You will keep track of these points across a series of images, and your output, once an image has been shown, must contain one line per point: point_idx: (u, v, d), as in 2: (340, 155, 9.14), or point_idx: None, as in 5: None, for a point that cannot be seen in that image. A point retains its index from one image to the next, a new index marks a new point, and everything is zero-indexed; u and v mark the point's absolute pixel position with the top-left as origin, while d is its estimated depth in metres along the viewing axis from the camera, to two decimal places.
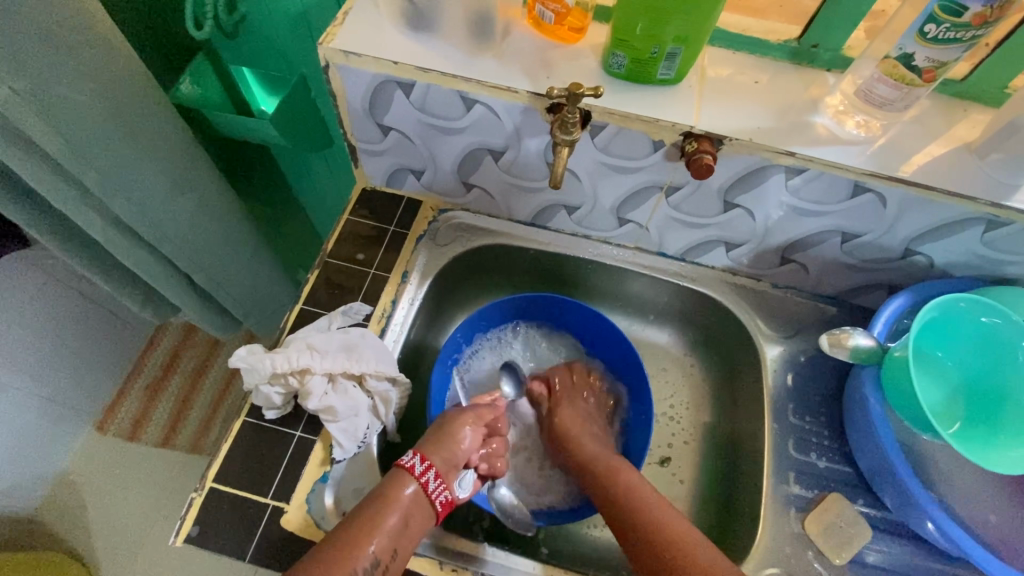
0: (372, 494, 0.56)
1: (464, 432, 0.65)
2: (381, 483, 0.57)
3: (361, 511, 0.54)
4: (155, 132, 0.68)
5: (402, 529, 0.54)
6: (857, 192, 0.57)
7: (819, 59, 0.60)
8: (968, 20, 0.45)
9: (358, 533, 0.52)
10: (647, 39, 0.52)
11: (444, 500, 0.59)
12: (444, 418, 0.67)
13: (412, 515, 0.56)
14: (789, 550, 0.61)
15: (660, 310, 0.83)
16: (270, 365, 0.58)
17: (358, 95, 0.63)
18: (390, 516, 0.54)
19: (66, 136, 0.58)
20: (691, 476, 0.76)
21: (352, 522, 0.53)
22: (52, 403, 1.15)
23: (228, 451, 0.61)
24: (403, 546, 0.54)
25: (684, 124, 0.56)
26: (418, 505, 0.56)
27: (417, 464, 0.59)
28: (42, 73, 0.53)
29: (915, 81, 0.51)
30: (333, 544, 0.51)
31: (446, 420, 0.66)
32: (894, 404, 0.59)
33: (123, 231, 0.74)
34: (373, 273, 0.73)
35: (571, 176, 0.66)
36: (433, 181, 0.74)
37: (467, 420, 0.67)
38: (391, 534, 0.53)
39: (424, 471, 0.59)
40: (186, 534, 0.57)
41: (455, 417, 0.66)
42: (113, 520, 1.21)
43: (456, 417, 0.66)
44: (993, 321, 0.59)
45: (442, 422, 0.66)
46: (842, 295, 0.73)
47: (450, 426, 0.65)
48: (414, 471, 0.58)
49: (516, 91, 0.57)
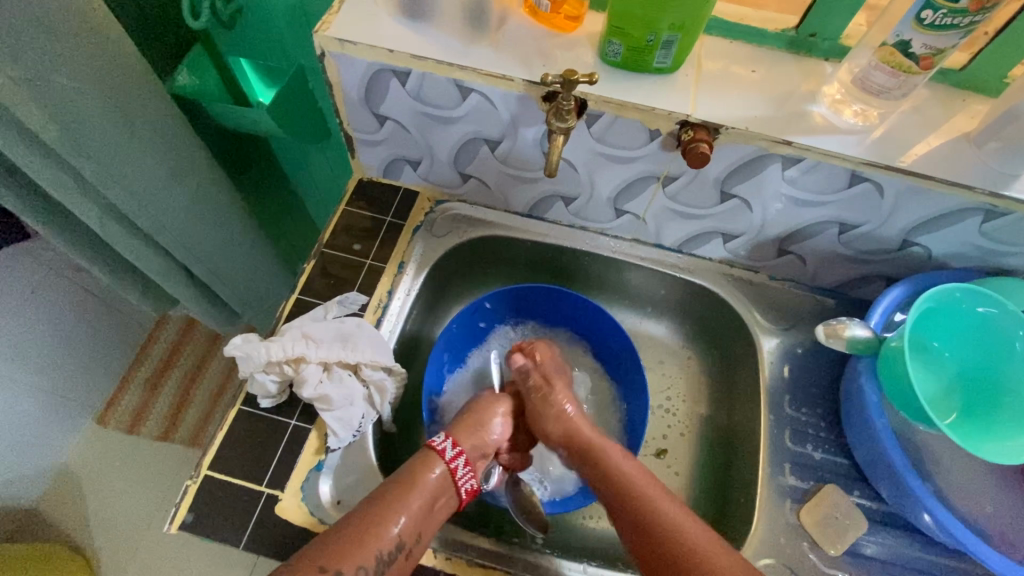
0: (398, 476, 0.56)
1: (496, 416, 0.69)
2: (407, 465, 0.58)
3: (386, 493, 0.54)
4: (152, 123, 0.68)
5: (426, 512, 0.54)
6: (854, 181, 0.57)
7: (818, 48, 0.60)
8: (964, 6, 0.45)
9: (382, 513, 0.52)
10: (643, 26, 0.52)
11: (470, 487, 0.59)
12: (476, 405, 0.70)
13: (436, 500, 0.56)
14: (784, 541, 0.61)
15: (657, 302, 0.83)
16: (264, 353, 0.59)
17: (353, 83, 0.63)
18: (414, 500, 0.54)
19: (63, 124, 0.58)
20: (687, 468, 0.76)
21: (375, 503, 0.53)
22: (52, 396, 1.15)
23: (223, 440, 0.61)
24: (426, 531, 0.54)
25: (680, 112, 0.55)
26: (444, 490, 0.57)
27: (447, 448, 0.60)
28: (38, 60, 0.53)
29: (912, 68, 0.51)
30: (360, 526, 0.51)
31: (479, 403, 0.70)
32: (889, 394, 0.59)
33: (121, 222, 0.75)
34: (369, 263, 0.73)
35: (567, 166, 0.66)
36: (430, 171, 0.74)
37: (498, 410, 0.70)
38: (415, 518, 0.53)
39: (455, 457, 0.59)
40: (181, 521, 0.57)
41: (487, 403, 0.70)
42: (113, 512, 1.22)
43: (489, 405, 0.70)
44: (990, 310, 0.59)
45: (474, 408, 0.69)
46: (839, 287, 0.73)
47: (483, 411, 0.69)
48: (444, 455, 0.59)
49: (511, 79, 0.57)
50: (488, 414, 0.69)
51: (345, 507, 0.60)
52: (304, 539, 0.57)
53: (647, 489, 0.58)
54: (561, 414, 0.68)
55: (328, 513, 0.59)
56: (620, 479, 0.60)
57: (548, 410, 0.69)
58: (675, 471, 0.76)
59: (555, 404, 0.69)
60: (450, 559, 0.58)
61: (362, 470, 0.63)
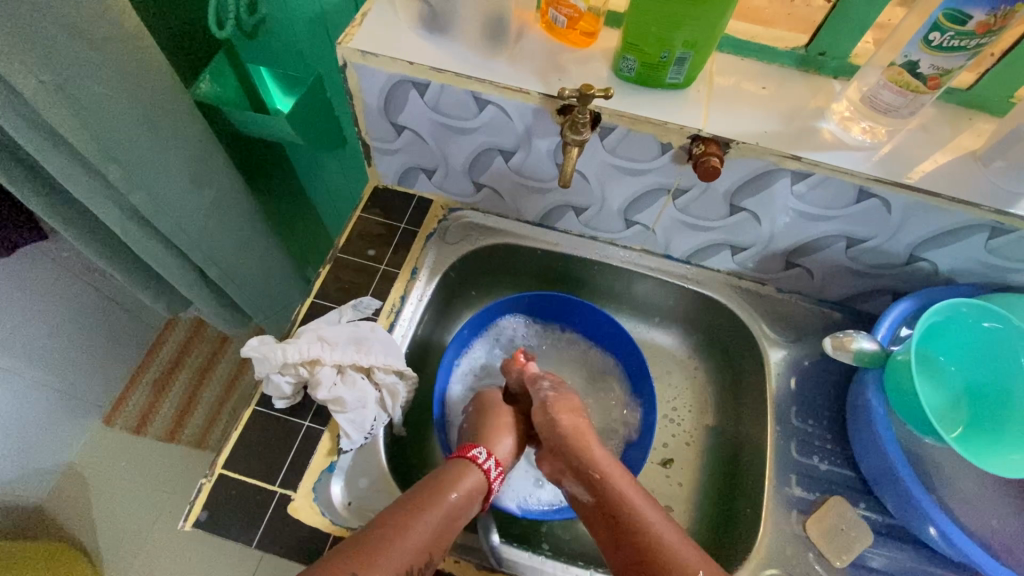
0: (432, 484, 0.57)
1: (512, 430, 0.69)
2: (444, 474, 0.59)
3: (418, 501, 0.55)
4: (176, 126, 0.70)
5: (453, 525, 0.55)
6: (862, 197, 0.58)
7: (826, 66, 0.61)
8: (972, 28, 0.46)
9: (413, 525, 0.53)
10: (657, 43, 0.53)
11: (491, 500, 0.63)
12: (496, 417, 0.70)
13: (465, 510, 0.57)
14: (790, 551, 0.61)
15: (665, 312, 0.84)
16: (281, 355, 0.60)
17: (373, 94, 0.64)
18: (444, 511, 0.55)
19: (90, 129, 0.59)
20: (691, 478, 0.77)
21: (408, 509, 0.54)
22: (62, 394, 1.16)
23: (238, 439, 0.62)
24: (450, 543, 0.55)
25: (692, 127, 0.57)
26: (475, 500, 0.59)
27: (490, 467, 0.62)
28: (70, 66, 0.55)
29: (920, 87, 0.52)
30: (386, 538, 0.51)
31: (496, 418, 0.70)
32: (896, 407, 0.60)
33: (141, 224, 0.76)
34: (382, 269, 0.74)
35: (580, 177, 0.68)
36: (444, 181, 0.76)
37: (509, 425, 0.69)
38: (444, 533, 0.54)
39: (495, 479, 0.62)
40: (195, 518, 0.58)
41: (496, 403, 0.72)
42: (119, 513, 1.23)
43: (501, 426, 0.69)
44: (995, 326, 0.59)
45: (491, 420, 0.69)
46: (846, 300, 0.74)
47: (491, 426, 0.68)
48: (488, 474, 0.61)
49: (527, 92, 0.58)
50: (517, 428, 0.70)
51: (356, 509, 0.60)
52: (316, 540, 0.58)
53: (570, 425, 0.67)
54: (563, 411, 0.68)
55: (339, 514, 0.59)
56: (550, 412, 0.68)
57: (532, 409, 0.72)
58: (681, 481, 0.76)
59: (556, 420, 0.67)
60: (460, 562, 0.59)
61: (373, 472, 0.63)
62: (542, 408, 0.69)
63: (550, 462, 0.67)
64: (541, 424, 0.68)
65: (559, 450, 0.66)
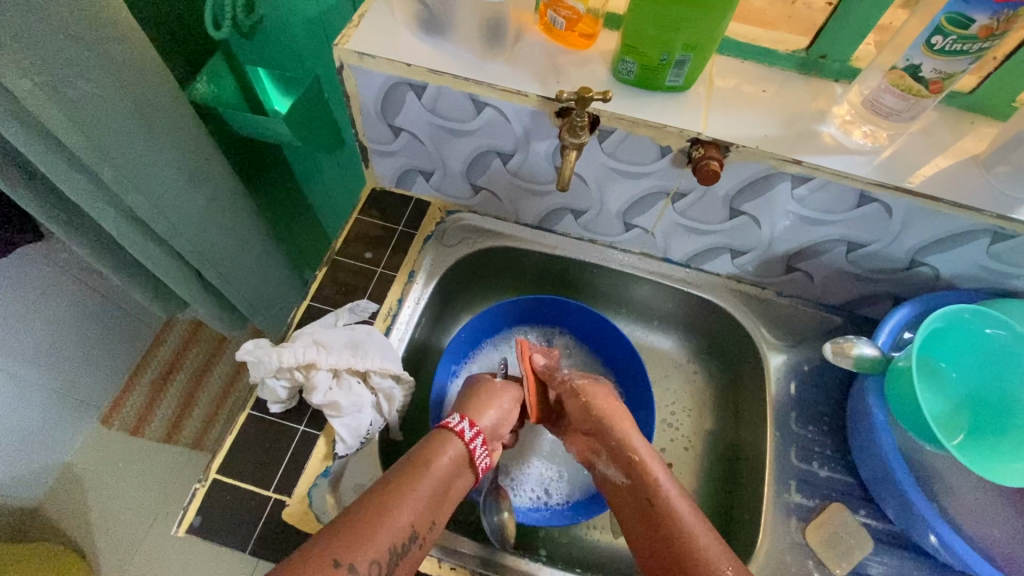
0: (410, 459, 0.56)
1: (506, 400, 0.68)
2: (424, 447, 0.58)
3: (398, 479, 0.54)
4: (171, 127, 0.69)
5: (438, 497, 0.54)
6: (863, 201, 0.58)
7: (828, 69, 0.61)
8: (975, 32, 0.46)
9: (394, 504, 0.51)
10: (656, 46, 0.53)
11: (486, 466, 0.61)
12: (483, 388, 0.68)
13: (445, 482, 0.56)
14: (789, 559, 0.61)
15: (664, 316, 0.83)
16: (276, 359, 0.60)
17: (370, 95, 0.64)
18: (426, 485, 0.54)
19: (84, 130, 0.59)
20: (690, 483, 0.76)
21: (387, 488, 0.53)
22: (59, 395, 1.16)
23: (233, 444, 0.61)
24: (438, 517, 0.54)
25: (692, 130, 0.56)
26: (458, 471, 0.57)
27: (466, 430, 0.60)
28: (63, 67, 0.54)
29: (922, 91, 0.51)
30: (366, 517, 0.50)
31: (485, 392, 0.68)
32: (896, 414, 0.59)
33: (136, 225, 0.75)
34: (379, 272, 0.74)
35: (579, 180, 0.67)
36: (442, 183, 0.75)
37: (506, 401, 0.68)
38: (428, 507, 0.53)
39: (474, 438, 0.60)
40: (189, 523, 0.58)
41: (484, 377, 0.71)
42: (115, 515, 1.22)
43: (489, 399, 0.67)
44: (998, 331, 0.58)
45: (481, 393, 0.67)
46: (846, 305, 0.73)
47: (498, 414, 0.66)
48: (464, 436, 0.59)
49: (525, 95, 0.58)
50: (505, 398, 0.68)
51: None
52: None
53: (607, 409, 0.65)
54: (599, 397, 0.66)
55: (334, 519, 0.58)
56: (585, 392, 0.67)
57: (530, 374, 0.71)
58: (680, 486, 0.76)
59: (588, 404, 0.65)
60: (454, 570, 0.59)
61: (369, 477, 0.63)
62: (576, 396, 0.67)
63: (581, 442, 0.67)
64: (575, 401, 0.67)
65: (592, 432, 0.64)
